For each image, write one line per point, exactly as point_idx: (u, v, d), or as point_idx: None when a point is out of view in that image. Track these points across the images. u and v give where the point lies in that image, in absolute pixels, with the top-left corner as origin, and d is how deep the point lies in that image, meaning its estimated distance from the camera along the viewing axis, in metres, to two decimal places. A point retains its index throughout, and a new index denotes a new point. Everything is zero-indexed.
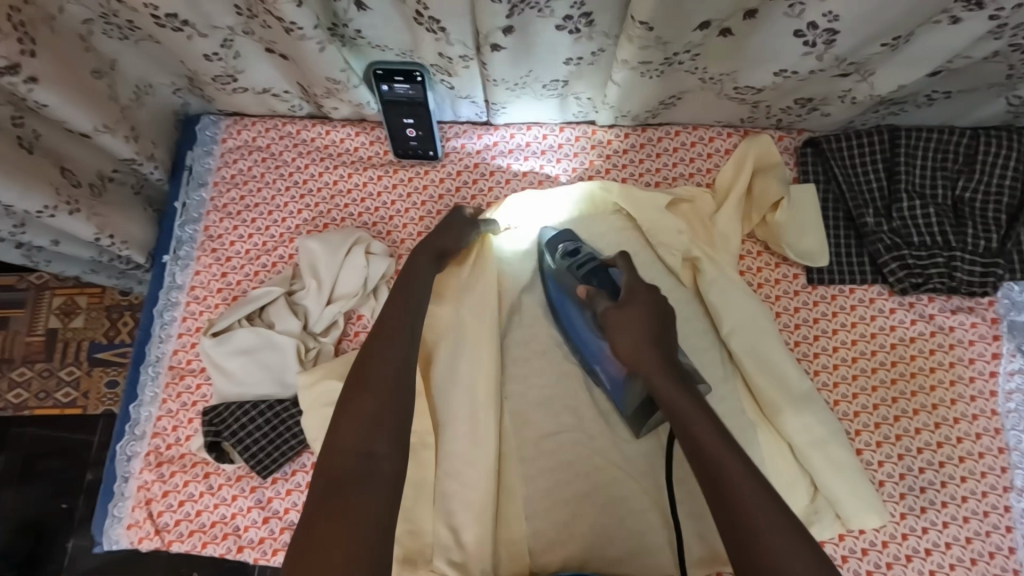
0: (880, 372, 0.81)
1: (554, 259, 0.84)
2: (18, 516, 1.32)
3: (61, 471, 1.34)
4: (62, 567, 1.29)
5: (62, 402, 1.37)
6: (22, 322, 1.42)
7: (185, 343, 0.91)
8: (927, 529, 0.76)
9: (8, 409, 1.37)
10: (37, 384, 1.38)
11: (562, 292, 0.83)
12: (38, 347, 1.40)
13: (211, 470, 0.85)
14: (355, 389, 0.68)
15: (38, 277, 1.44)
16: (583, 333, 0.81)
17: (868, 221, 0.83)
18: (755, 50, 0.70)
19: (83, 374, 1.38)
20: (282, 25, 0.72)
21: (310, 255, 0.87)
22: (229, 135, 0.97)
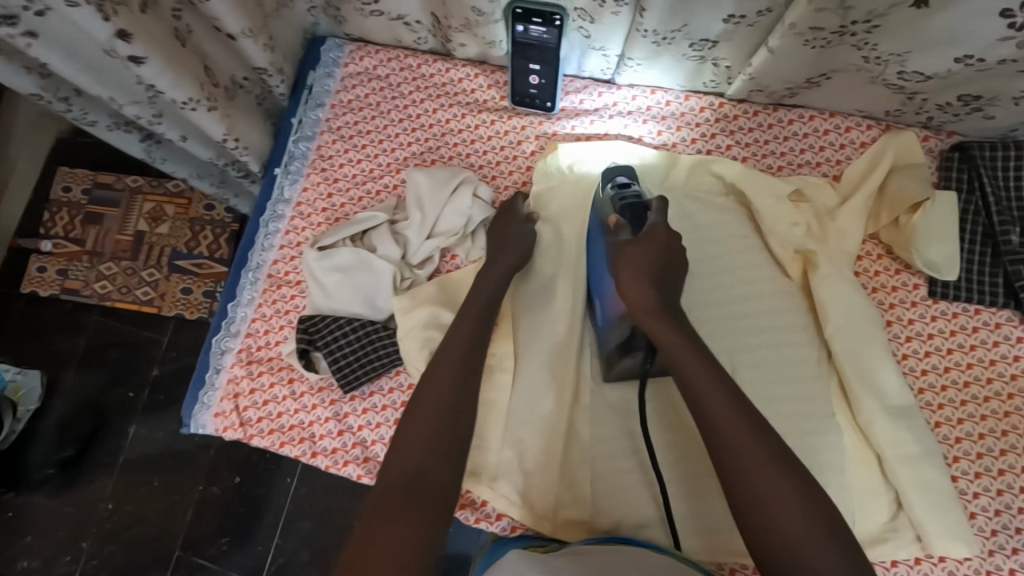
0: (992, 402, 0.76)
1: (603, 190, 0.82)
2: (93, 395, 1.42)
3: (129, 361, 1.44)
4: (121, 448, 1.39)
5: (141, 299, 1.46)
6: (115, 220, 1.51)
7: (285, 255, 0.95)
8: (1015, 570, 0.71)
9: (93, 299, 1.47)
10: (121, 279, 1.48)
11: (597, 216, 0.81)
12: (125, 246, 1.49)
13: (296, 377, 0.89)
14: (415, 409, 0.70)
15: (133, 180, 1.52)
16: (602, 235, 0.80)
17: (1013, 240, 0.77)
18: (943, 28, 0.64)
19: (162, 277, 1.47)
20: None
21: (417, 187, 0.88)
22: (351, 60, 1.00)
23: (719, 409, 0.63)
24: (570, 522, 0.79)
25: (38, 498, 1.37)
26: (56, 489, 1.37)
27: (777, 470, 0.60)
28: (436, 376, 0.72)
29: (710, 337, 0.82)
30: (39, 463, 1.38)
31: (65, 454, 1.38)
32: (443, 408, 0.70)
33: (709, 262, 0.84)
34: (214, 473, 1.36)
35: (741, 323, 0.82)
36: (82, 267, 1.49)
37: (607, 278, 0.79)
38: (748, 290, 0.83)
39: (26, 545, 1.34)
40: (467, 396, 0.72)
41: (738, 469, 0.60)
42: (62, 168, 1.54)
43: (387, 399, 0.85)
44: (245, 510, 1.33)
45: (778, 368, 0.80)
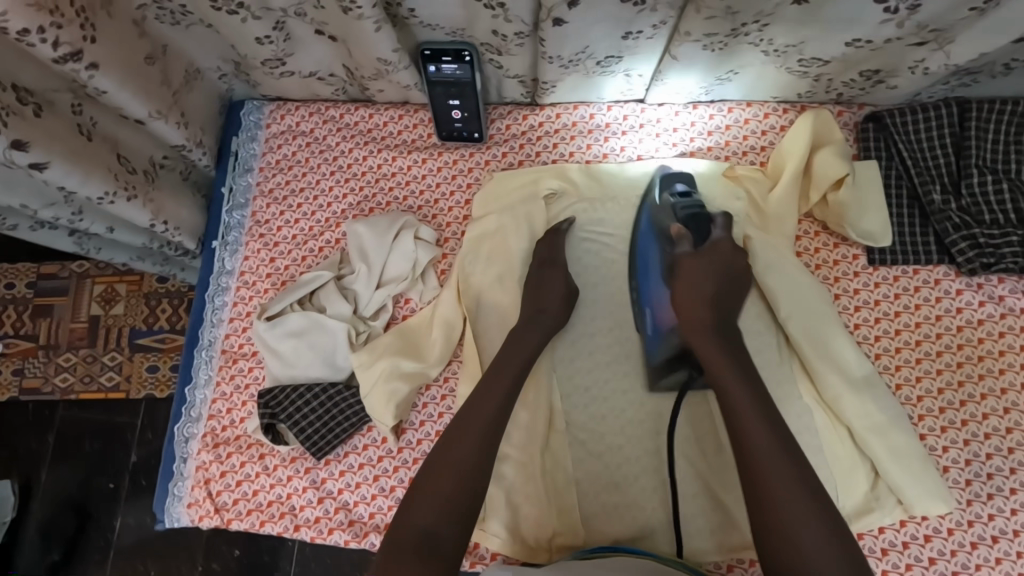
0: (945, 355, 0.79)
1: (662, 194, 0.84)
2: (71, 491, 1.36)
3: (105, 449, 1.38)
4: (110, 542, 1.33)
5: (106, 386, 1.41)
6: (66, 309, 1.45)
7: (236, 327, 0.93)
8: (994, 516, 0.73)
9: (55, 394, 1.41)
10: (82, 368, 1.42)
11: (650, 229, 0.84)
12: (82, 334, 1.44)
13: (266, 451, 0.86)
14: (436, 462, 0.70)
15: (80, 265, 1.47)
16: (662, 240, 0.83)
17: (935, 198, 0.80)
18: (827, 20, 0.66)
19: (125, 359, 1.42)
20: (340, 5, 0.70)
21: (358, 238, 0.87)
22: (273, 120, 0.99)
23: (793, 502, 0.61)
24: (567, 547, 0.79)
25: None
26: None
27: (802, 496, 0.62)
28: (458, 434, 0.71)
29: None
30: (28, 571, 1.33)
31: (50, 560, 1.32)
32: (464, 468, 0.69)
33: None
34: (210, 552, 1.31)
35: None
36: (39, 363, 1.43)
37: (661, 287, 0.82)
38: None
39: None
40: (489, 452, 0.71)
41: (778, 487, 0.62)
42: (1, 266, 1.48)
43: (363, 457, 0.84)
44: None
45: None
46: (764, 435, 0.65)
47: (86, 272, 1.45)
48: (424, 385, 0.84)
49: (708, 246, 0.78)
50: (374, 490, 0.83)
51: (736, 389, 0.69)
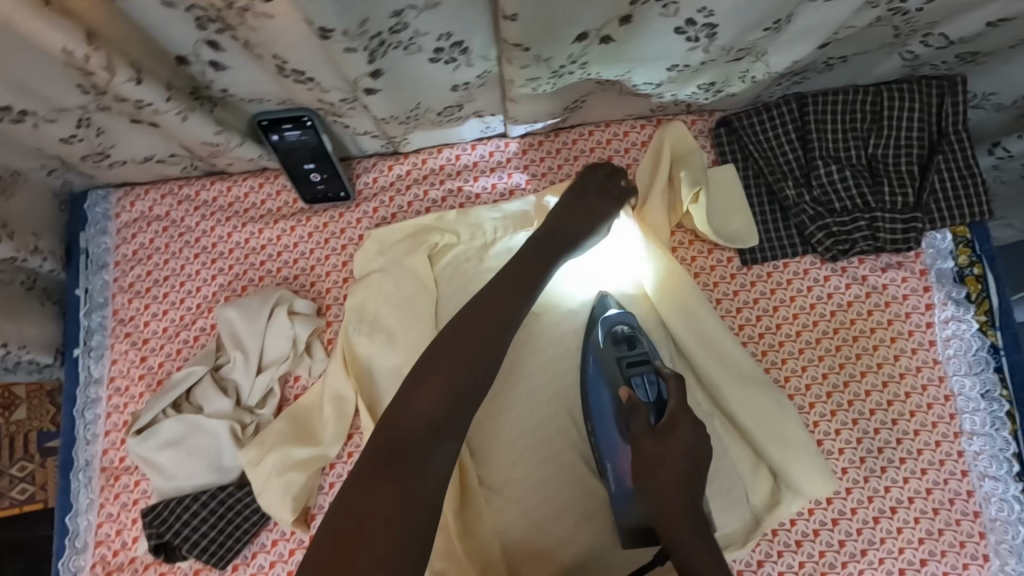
0: (824, 341, 0.82)
1: (605, 339, 0.77)
2: None
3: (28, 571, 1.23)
4: None
5: (20, 499, 1.27)
6: None
7: (113, 441, 0.85)
8: (890, 487, 0.77)
9: None
10: None
11: (601, 373, 0.77)
12: None
13: (165, 570, 0.79)
14: (430, 366, 0.65)
15: None
16: (610, 396, 0.76)
17: (789, 194, 0.83)
18: (637, 53, 0.66)
19: (38, 467, 1.29)
20: (132, 104, 0.66)
21: (230, 324, 0.82)
22: (122, 209, 0.91)
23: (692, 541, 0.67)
24: None
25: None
26: None
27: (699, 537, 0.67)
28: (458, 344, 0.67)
29: (569, 370, 0.83)
30: None
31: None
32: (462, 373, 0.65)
33: (546, 299, 0.84)
34: None
35: None
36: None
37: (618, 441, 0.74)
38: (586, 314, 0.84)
39: None
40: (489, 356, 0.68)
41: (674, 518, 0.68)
42: None
43: (274, 554, 0.78)
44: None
45: None
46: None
47: None
48: (326, 466, 0.80)
49: (666, 422, 0.71)
50: None
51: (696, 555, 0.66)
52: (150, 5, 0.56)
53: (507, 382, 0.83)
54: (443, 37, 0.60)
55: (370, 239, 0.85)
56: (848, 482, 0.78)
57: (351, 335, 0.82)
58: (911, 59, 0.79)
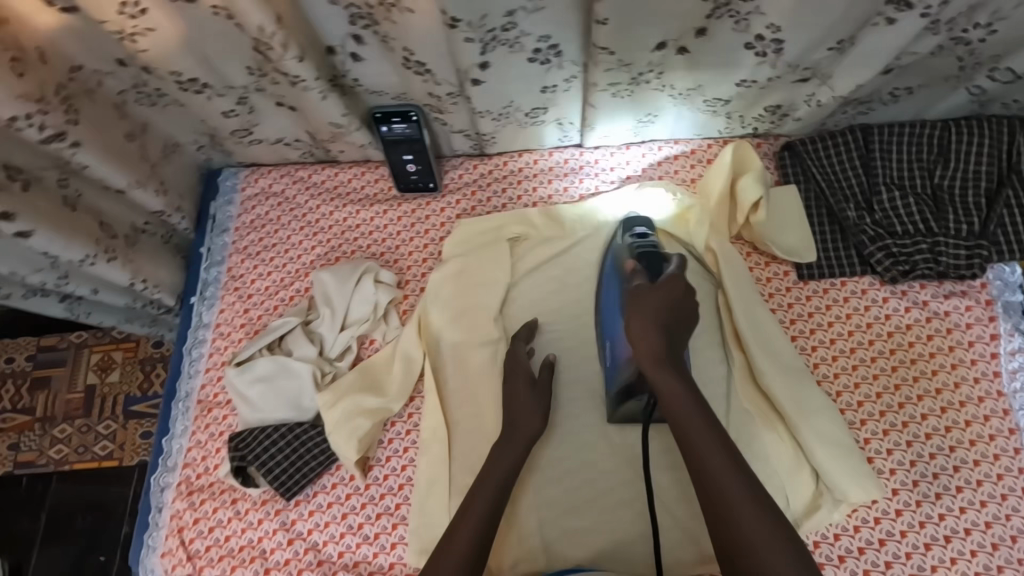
0: (880, 360, 0.83)
1: (622, 237, 0.87)
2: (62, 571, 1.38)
3: (95, 525, 1.40)
4: None
5: (100, 455, 1.44)
6: (63, 380, 1.50)
7: (211, 377, 0.97)
8: (944, 516, 0.75)
9: (49, 466, 1.44)
10: (76, 439, 1.46)
11: (614, 268, 0.85)
12: (77, 404, 1.48)
13: (238, 496, 0.89)
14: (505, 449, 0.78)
15: (77, 336, 1.53)
16: (618, 282, 0.83)
17: (849, 215, 0.86)
18: (716, 63, 0.76)
19: (119, 427, 1.46)
20: (288, 79, 0.81)
21: (323, 285, 0.94)
22: (247, 184, 1.07)
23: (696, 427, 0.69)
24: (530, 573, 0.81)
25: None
26: None
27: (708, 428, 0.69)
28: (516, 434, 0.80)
29: None
30: None
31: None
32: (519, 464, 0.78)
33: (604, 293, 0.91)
34: None
35: None
36: (35, 437, 1.47)
37: (618, 322, 0.82)
38: None
39: None
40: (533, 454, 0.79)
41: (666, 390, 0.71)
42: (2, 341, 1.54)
43: (332, 496, 0.87)
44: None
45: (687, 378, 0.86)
46: (730, 479, 0.66)
47: (83, 343, 1.51)
48: (387, 423, 0.90)
49: (662, 279, 0.77)
50: (343, 528, 0.86)
51: (707, 450, 0.68)
52: (320, 4, 0.73)
53: (558, 368, 0.89)
54: (542, 39, 0.73)
55: (455, 229, 0.96)
56: (898, 503, 0.76)
57: (425, 303, 0.93)
58: (979, 94, 0.83)
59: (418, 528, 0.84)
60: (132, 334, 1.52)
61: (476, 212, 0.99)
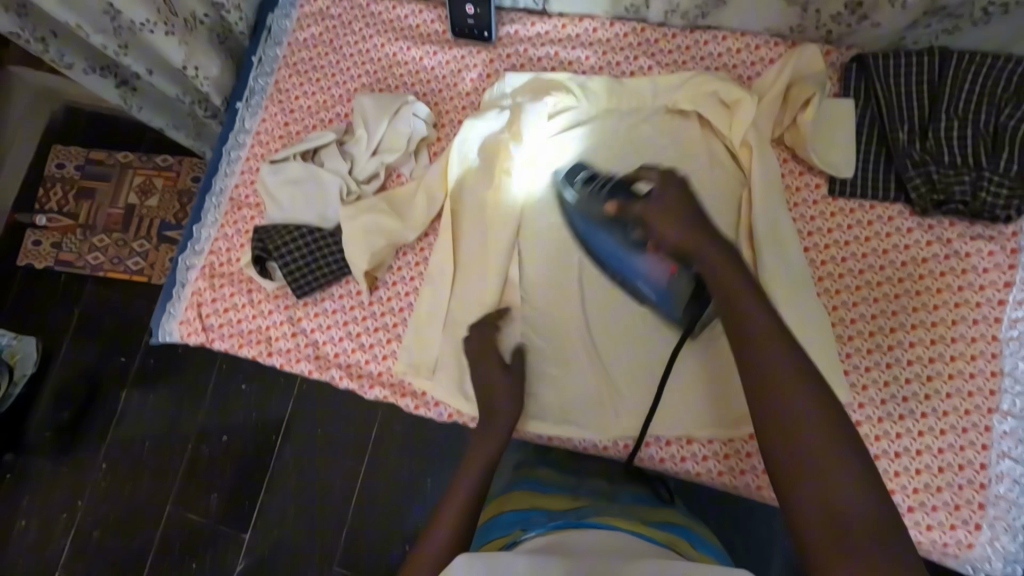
0: (885, 286, 0.83)
1: (577, 188, 0.84)
2: (88, 363, 1.51)
3: (120, 330, 1.52)
4: (115, 410, 1.47)
5: (132, 269, 1.54)
6: (106, 195, 1.58)
7: (245, 180, 1.03)
8: (900, 435, 0.78)
9: (86, 269, 1.55)
10: (112, 250, 1.56)
11: (588, 221, 0.83)
12: (116, 220, 1.57)
13: (254, 287, 0.96)
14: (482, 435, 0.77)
15: (124, 157, 1.60)
16: (602, 228, 0.81)
17: (900, 137, 0.83)
18: None
19: (152, 248, 1.55)
20: None
21: (363, 109, 0.96)
22: (307, 2, 1.07)
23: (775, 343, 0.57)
24: None
25: (34, 462, 1.45)
26: (55, 453, 1.46)
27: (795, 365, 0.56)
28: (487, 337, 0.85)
29: None
30: (49, 417, 1.48)
31: (61, 417, 1.48)
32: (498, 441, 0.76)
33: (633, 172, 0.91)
34: (202, 435, 1.43)
35: None
36: (75, 241, 1.57)
37: (636, 262, 0.80)
38: None
39: (25, 506, 1.43)
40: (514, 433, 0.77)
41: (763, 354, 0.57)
42: (56, 146, 1.63)
43: (338, 304, 0.93)
44: (241, 464, 1.40)
45: None
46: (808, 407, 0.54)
47: (128, 164, 1.58)
48: (402, 250, 0.94)
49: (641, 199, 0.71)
50: (342, 333, 0.93)
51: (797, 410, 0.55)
52: None
53: (567, 234, 0.91)
54: None
55: (497, 85, 0.96)
56: (861, 415, 0.80)
57: (459, 144, 0.93)
58: None
59: (410, 348, 0.90)
60: (176, 164, 1.58)
61: (525, 68, 0.98)
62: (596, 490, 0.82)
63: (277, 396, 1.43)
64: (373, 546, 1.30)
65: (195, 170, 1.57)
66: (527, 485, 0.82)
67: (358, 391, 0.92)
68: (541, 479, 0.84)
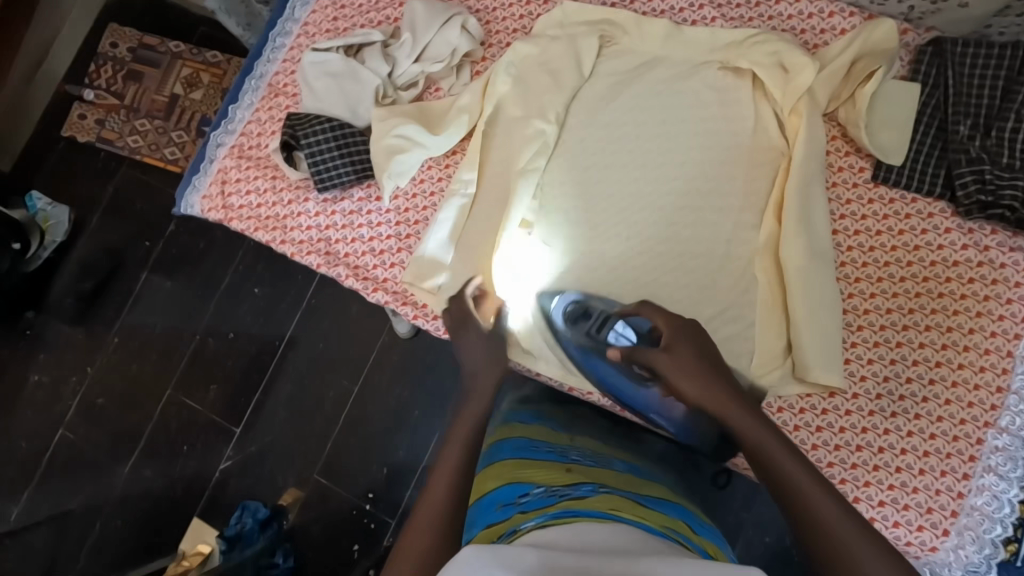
0: (907, 283, 0.80)
1: (571, 328, 0.82)
2: (112, 239, 1.55)
3: (147, 213, 1.55)
4: (133, 289, 1.52)
5: (167, 158, 1.55)
6: (153, 80, 1.58)
7: (286, 69, 1.02)
8: (888, 431, 0.77)
9: (123, 151, 1.57)
10: (151, 136, 1.56)
11: (587, 354, 0.80)
12: (159, 106, 1.57)
13: (278, 175, 0.97)
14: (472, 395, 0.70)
15: (175, 45, 1.58)
16: (607, 364, 0.78)
17: (960, 130, 0.79)
18: None
19: (189, 140, 1.54)
20: None
21: (413, 14, 0.94)
22: None
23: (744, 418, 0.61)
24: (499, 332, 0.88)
25: (54, 323, 1.52)
26: (72, 318, 1.52)
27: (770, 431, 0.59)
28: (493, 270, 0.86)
29: (661, 194, 0.87)
30: (72, 284, 1.54)
31: (83, 286, 1.53)
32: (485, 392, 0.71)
33: (674, 125, 0.88)
34: (209, 328, 1.47)
35: (691, 182, 0.87)
36: (118, 121, 1.58)
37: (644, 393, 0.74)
38: (704, 155, 0.87)
39: (40, 362, 1.51)
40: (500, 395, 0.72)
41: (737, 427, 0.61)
42: (113, 25, 1.62)
43: (356, 206, 0.94)
44: (243, 363, 1.43)
45: (712, 228, 0.85)
46: (788, 464, 0.55)
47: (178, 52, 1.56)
48: (428, 163, 0.94)
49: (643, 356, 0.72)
50: (356, 235, 0.93)
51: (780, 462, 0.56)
52: None
53: (596, 176, 0.90)
54: None
55: (554, 11, 0.93)
56: (853, 405, 0.79)
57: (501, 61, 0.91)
58: None
59: (419, 260, 0.89)
60: (224, 61, 1.55)
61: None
62: (589, 451, 0.70)
63: (286, 306, 1.45)
64: (354, 461, 1.34)
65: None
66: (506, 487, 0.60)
67: (362, 292, 0.93)
68: (530, 438, 0.70)
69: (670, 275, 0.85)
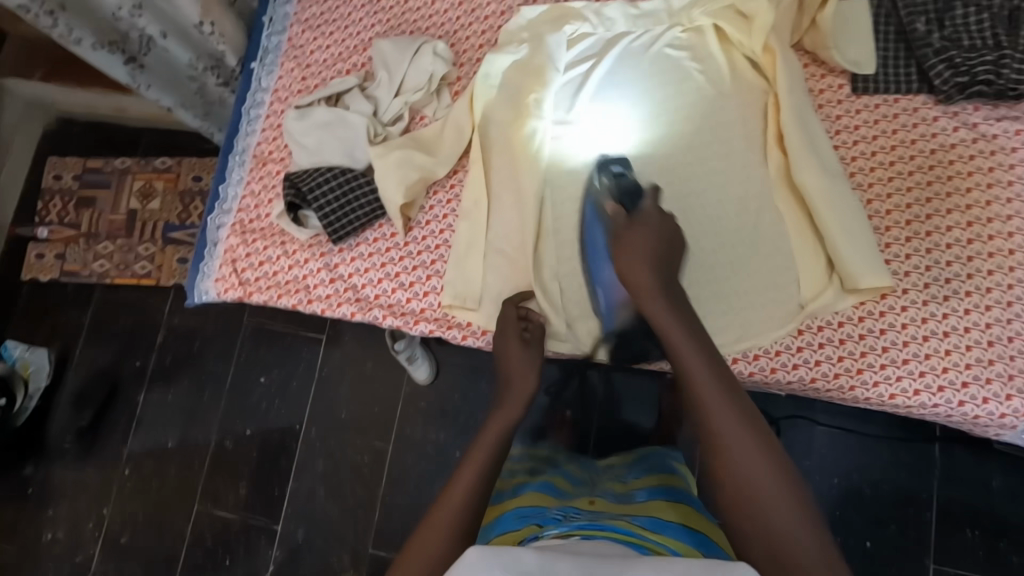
0: (916, 175, 0.84)
1: (601, 180, 0.85)
2: (103, 366, 1.48)
3: (134, 330, 1.49)
4: (136, 411, 1.45)
5: (139, 273, 1.50)
6: (106, 202, 1.54)
7: (268, 137, 1.03)
8: (947, 315, 0.79)
9: (93, 277, 1.51)
10: (118, 256, 1.51)
11: (594, 212, 0.84)
12: (119, 224, 1.52)
13: (287, 239, 0.96)
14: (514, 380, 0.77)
15: (122, 161, 1.56)
16: (601, 224, 0.82)
17: (919, 27, 0.85)
18: None
19: (158, 250, 1.50)
20: None
21: (382, 53, 0.96)
22: None
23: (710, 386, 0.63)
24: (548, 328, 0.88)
25: (57, 470, 1.43)
26: (77, 459, 1.43)
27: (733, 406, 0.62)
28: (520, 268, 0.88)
29: (664, 156, 0.90)
30: (69, 424, 1.45)
31: (81, 422, 1.45)
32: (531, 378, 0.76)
33: (656, 91, 0.92)
34: (225, 428, 1.40)
35: (689, 138, 0.90)
36: (79, 250, 1.53)
37: (607, 269, 0.82)
38: (693, 111, 0.91)
39: (50, 515, 1.40)
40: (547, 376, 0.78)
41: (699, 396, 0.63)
42: (51, 158, 1.59)
43: (374, 248, 0.93)
44: (268, 452, 1.37)
45: (722, 175, 0.88)
46: (746, 445, 0.60)
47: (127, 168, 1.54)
48: (432, 188, 0.95)
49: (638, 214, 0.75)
50: (381, 275, 0.92)
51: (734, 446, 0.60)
52: None
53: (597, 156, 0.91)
54: None
55: (514, 17, 0.96)
56: (906, 300, 0.81)
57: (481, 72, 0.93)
58: None
59: (452, 280, 0.89)
60: (175, 165, 1.53)
61: (539, 1, 0.99)
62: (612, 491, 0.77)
63: (298, 384, 1.40)
64: (408, 522, 1.27)
65: (197, 170, 1.53)
66: (542, 489, 0.75)
67: (402, 329, 0.92)
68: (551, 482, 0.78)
69: (696, 228, 0.87)
